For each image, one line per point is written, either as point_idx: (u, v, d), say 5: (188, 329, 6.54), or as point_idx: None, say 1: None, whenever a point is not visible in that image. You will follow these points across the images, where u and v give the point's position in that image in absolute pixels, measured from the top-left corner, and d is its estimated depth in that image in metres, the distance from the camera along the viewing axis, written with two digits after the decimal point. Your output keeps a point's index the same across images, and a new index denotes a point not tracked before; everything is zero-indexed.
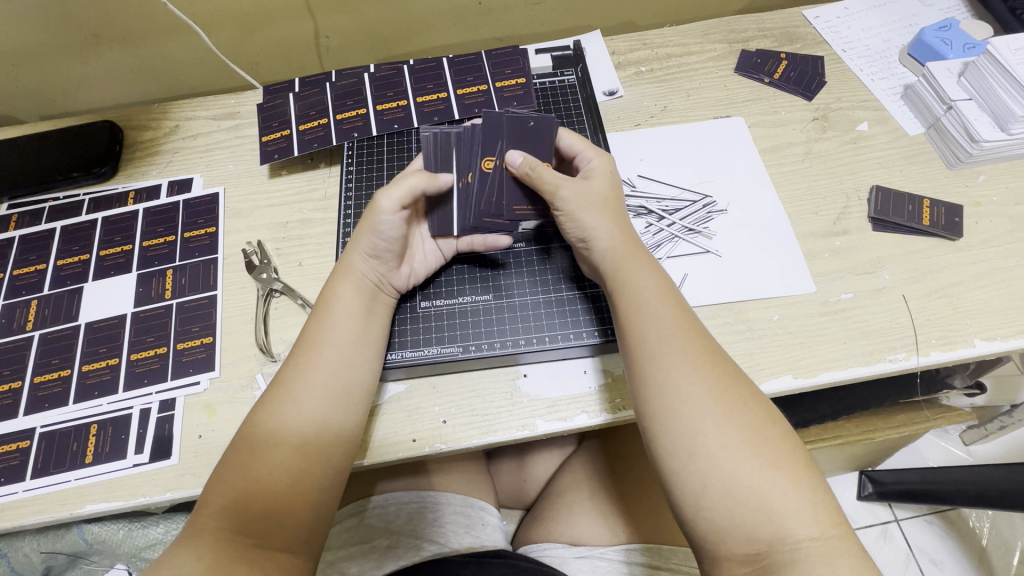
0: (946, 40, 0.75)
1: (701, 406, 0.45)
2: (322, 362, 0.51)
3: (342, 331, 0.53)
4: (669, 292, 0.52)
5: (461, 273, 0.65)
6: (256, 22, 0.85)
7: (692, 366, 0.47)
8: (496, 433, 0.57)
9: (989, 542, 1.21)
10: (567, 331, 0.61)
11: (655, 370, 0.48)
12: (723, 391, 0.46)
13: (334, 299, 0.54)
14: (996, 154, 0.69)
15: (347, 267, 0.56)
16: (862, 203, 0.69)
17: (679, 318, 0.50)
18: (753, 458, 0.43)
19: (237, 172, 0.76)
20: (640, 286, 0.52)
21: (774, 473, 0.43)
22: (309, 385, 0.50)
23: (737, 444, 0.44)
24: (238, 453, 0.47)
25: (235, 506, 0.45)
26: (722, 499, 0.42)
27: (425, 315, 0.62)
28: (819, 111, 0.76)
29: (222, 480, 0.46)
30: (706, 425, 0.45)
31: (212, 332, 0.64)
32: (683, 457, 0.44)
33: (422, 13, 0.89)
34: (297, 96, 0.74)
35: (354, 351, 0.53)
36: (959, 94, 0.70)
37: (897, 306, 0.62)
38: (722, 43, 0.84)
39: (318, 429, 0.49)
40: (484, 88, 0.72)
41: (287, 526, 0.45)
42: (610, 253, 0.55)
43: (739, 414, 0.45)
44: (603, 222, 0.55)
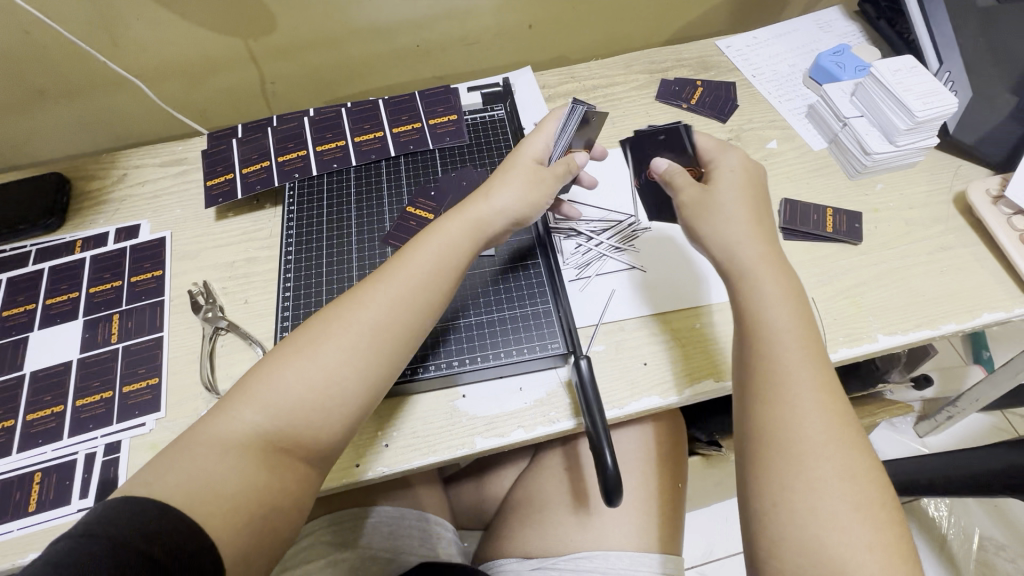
0: (839, 64, 0.83)
1: (805, 453, 0.44)
2: (407, 300, 0.53)
3: (426, 273, 0.55)
4: (809, 334, 0.50)
5: (482, 286, 0.69)
6: (201, 70, 0.89)
7: (818, 408, 0.46)
8: (437, 453, 0.59)
9: (950, 531, 1.25)
10: (522, 347, 0.64)
11: (777, 401, 0.47)
12: (840, 444, 0.45)
13: (441, 233, 0.58)
14: (889, 164, 0.75)
15: (466, 210, 0.59)
16: (773, 215, 0.74)
17: (808, 355, 0.49)
18: (848, 528, 0.41)
19: (184, 216, 0.78)
20: (771, 315, 0.51)
21: (865, 552, 0.40)
22: (393, 315, 0.52)
23: (834, 509, 0.42)
24: (304, 355, 0.49)
25: (275, 410, 0.46)
26: (796, 554, 0.41)
27: (464, 327, 0.66)
28: (733, 132, 0.83)
29: (274, 380, 0.47)
30: (804, 480, 0.43)
31: (158, 373, 0.65)
32: (772, 498, 0.44)
33: (364, 57, 0.95)
34: (240, 141, 0.78)
35: (440, 296, 0.55)
36: (852, 112, 0.76)
37: (807, 308, 0.66)
38: (644, 73, 0.90)
39: (378, 365, 0.50)
40: (418, 126, 0.77)
41: (314, 445, 0.47)
42: (750, 272, 0.53)
43: (849, 470, 0.43)
44: (747, 246, 0.54)
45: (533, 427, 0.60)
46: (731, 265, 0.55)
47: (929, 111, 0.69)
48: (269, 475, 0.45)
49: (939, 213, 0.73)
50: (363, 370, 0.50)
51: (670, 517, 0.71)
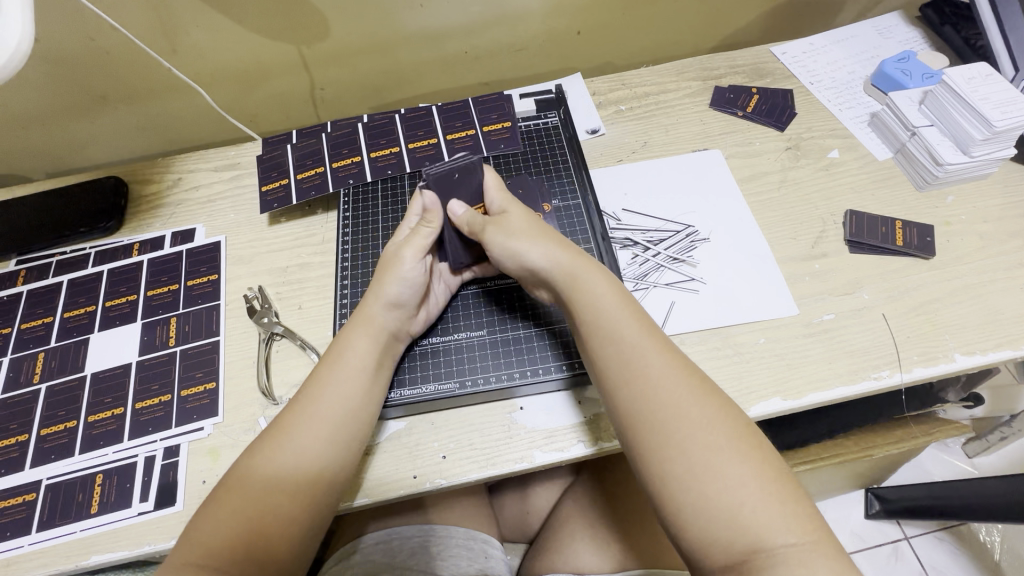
0: (905, 71, 0.80)
1: (664, 422, 0.46)
2: (328, 413, 0.53)
3: (349, 380, 0.55)
4: (632, 309, 0.53)
5: (466, 307, 0.68)
6: (254, 77, 0.90)
7: (669, 374, 0.48)
8: (495, 465, 0.58)
9: (1004, 558, 1.19)
10: (560, 362, 0.63)
11: (626, 390, 0.48)
12: (695, 396, 0.47)
13: (348, 347, 0.56)
14: (961, 175, 0.72)
15: (367, 318, 0.58)
16: (837, 227, 0.72)
17: (644, 331, 0.51)
18: (731, 470, 0.43)
19: (238, 221, 0.79)
20: (600, 307, 0.52)
21: (744, 488, 0.43)
22: (312, 427, 0.52)
23: (709, 458, 0.44)
24: (233, 492, 0.49)
25: (219, 530, 0.47)
26: (698, 518, 0.43)
27: (426, 352, 0.65)
28: (791, 141, 0.80)
29: (221, 499, 0.49)
30: (674, 446, 0.45)
31: (215, 377, 0.65)
32: (659, 476, 0.45)
33: (412, 64, 0.95)
34: (294, 147, 0.78)
35: (361, 405, 0.55)
36: (921, 120, 0.74)
37: (878, 324, 0.64)
38: (697, 80, 0.89)
39: (315, 476, 0.51)
40: (472, 132, 0.76)
41: (276, 554, 0.48)
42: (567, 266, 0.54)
43: (714, 420, 0.46)
44: (541, 245, 0.56)
45: (595, 441, 0.59)
46: (549, 263, 0.55)
47: (1008, 120, 0.66)
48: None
49: (1015, 227, 0.70)
50: (294, 485, 0.50)
51: None
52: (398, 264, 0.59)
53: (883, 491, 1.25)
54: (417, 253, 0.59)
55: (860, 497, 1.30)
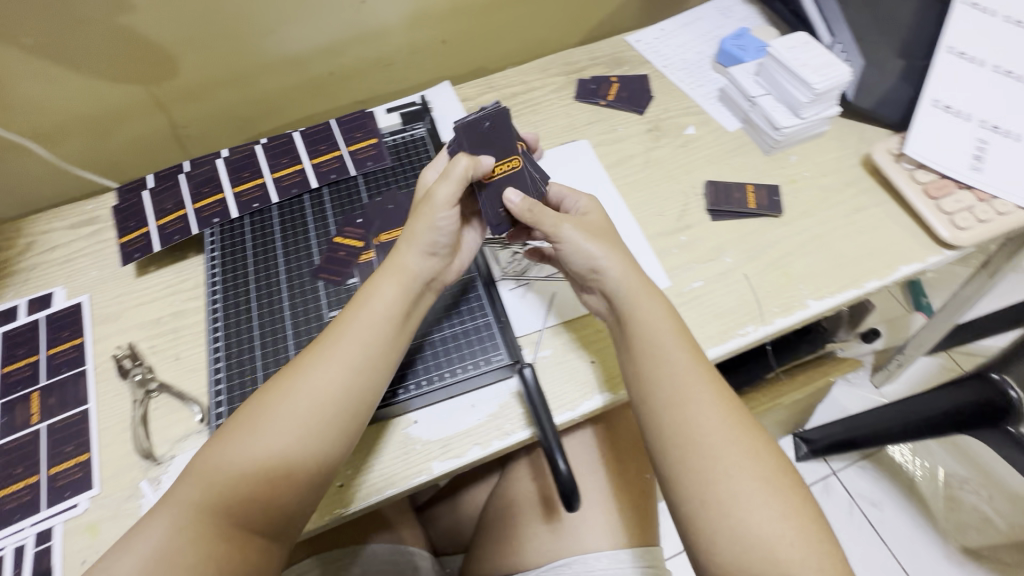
0: (741, 46, 0.86)
1: (725, 449, 0.49)
2: (332, 378, 0.52)
3: (350, 352, 0.54)
4: (680, 333, 0.56)
5: None
6: (105, 124, 0.85)
7: (713, 402, 0.51)
8: (395, 485, 0.58)
9: (918, 473, 1.31)
10: (455, 367, 0.63)
11: (672, 413, 0.51)
12: (740, 427, 0.50)
13: (376, 293, 0.56)
14: (798, 136, 0.79)
15: (403, 267, 0.57)
16: (699, 198, 0.76)
17: (696, 363, 0.54)
18: (768, 506, 0.47)
19: (102, 277, 0.74)
20: (656, 331, 0.55)
21: (782, 522, 0.46)
22: (313, 394, 0.51)
23: (759, 497, 0.47)
24: (232, 457, 0.49)
25: (211, 492, 0.47)
26: (732, 546, 0.46)
27: None
28: (652, 123, 0.85)
29: (213, 460, 0.49)
30: (726, 472, 0.48)
31: (88, 448, 0.61)
32: (706, 507, 0.48)
33: (277, 91, 0.93)
34: (152, 192, 0.74)
35: (362, 375, 0.54)
36: (757, 90, 0.80)
37: (740, 284, 0.68)
38: (561, 76, 0.92)
39: (294, 455, 0.50)
40: (338, 154, 0.75)
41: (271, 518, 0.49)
42: (628, 296, 0.57)
43: (744, 447, 0.49)
44: (614, 254, 0.58)
45: (487, 440, 0.60)
46: (615, 285, 0.57)
47: (824, 82, 0.73)
48: (228, 543, 0.46)
49: (850, 176, 0.77)
50: (290, 458, 0.49)
51: (644, 511, 0.73)
52: (433, 210, 0.57)
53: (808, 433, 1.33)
54: (452, 202, 0.57)
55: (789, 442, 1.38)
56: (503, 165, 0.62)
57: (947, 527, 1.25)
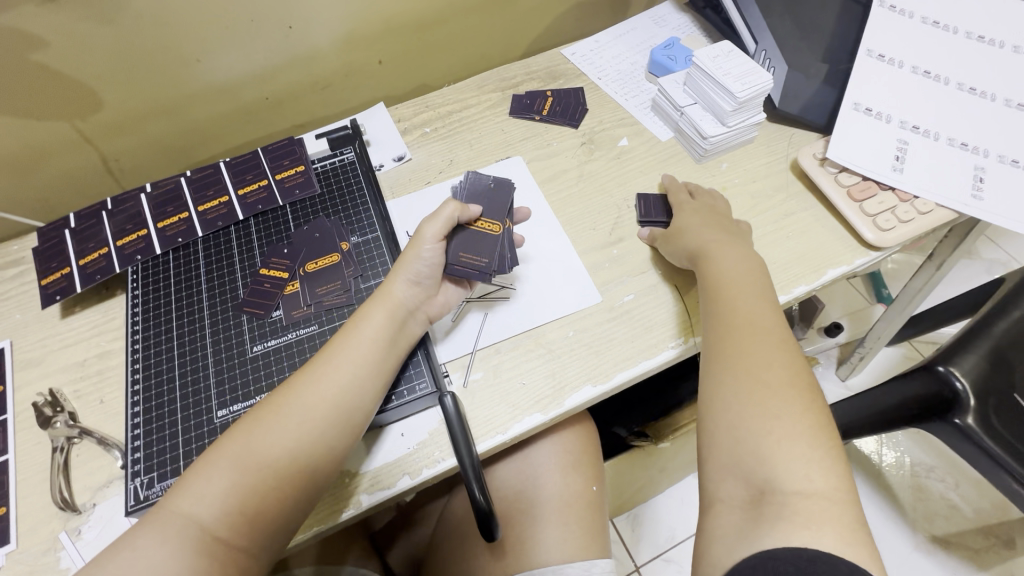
0: (671, 56, 0.87)
1: (766, 364, 0.53)
2: (338, 377, 0.56)
3: (359, 352, 0.58)
4: (757, 274, 0.62)
5: (266, 361, 0.61)
6: (30, 161, 0.83)
7: (775, 333, 0.56)
8: (321, 520, 0.57)
9: (886, 464, 1.32)
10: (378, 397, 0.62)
11: (740, 336, 0.56)
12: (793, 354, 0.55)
13: (366, 319, 0.60)
14: (728, 144, 0.79)
15: (389, 294, 0.61)
16: (631, 211, 0.76)
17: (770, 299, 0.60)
18: (790, 424, 0.49)
19: (25, 321, 0.72)
20: (730, 271, 0.62)
21: (801, 425, 0.49)
22: (310, 407, 0.54)
23: (787, 409, 0.50)
24: (243, 454, 0.51)
25: (235, 476, 0.50)
26: (745, 452, 0.49)
27: (219, 427, 0.58)
28: (586, 136, 0.85)
29: (240, 436, 0.52)
30: (764, 381, 0.52)
31: (5, 501, 0.59)
32: (740, 406, 0.51)
33: (209, 119, 0.91)
34: (74, 231, 0.73)
35: (368, 377, 0.57)
36: (685, 100, 0.80)
37: (671, 295, 0.69)
38: (496, 92, 0.92)
39: (300, 458, 0.52)
40: (265, 183, 0.74)
41: (280, 502, 0.51)
42: (699, 244, 0.65)
43: (786, 371, 0.53)
44: (704, 228, 0.67)
45: (415, 472, 0.59)
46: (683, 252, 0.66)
47: (747, 90, 0.73)
48: (229, 536, 0.48)
49: (779, 181, 0.77)
50: (284, 465, 0.51)
51: (594, 524, 0.73)
52: (420, 243, 0.63)
53: None
54: (438, 235, 0.63)
55: None
56: (485, 226, 0.66)
57: (915, 517, 1.25)
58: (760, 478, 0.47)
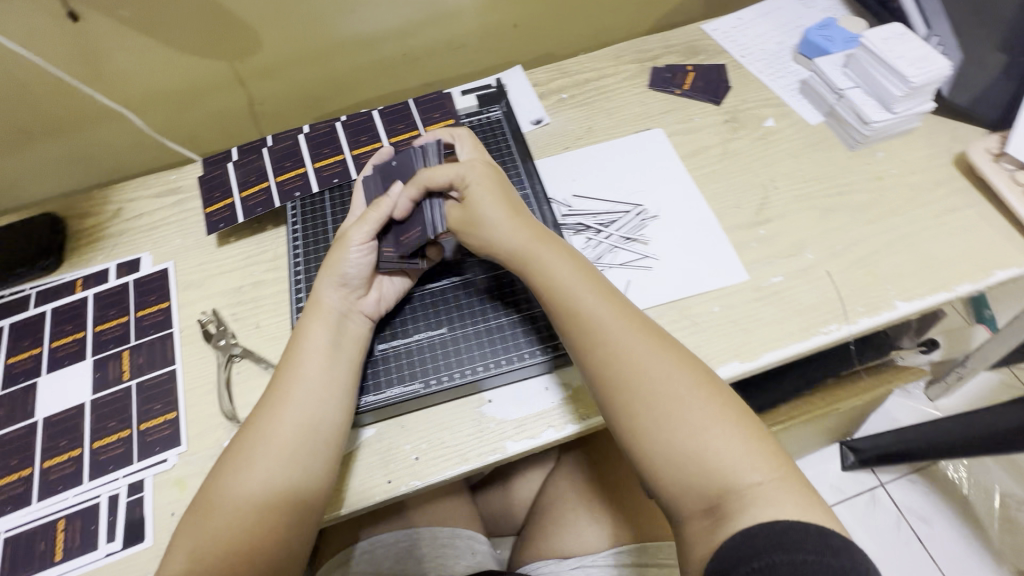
0: (828, 37, 0.83)
1: (642, 376, 0.49)
2: (290, 399, 0.54)
3: (308, 369, 0.56)
4: (611, 297, 0.55)
5: (426, 303, 0.67)
6: (186, 97, 0.88)
7: (661, 357, 0.50)
8: (469, 461, 0.58)
9: (971, 491, 1.23)
10: (526, 350, 0.63)
11: (607, 357, 0.51)
12: (665, 350, 0.51)
13: (305, 337, 0.57)
14: (887, 132, 0.76)
15: (320, 305, 0.59)
16: (778, 193, 0.74)
17: (600, 297, 0.54)
18: (717, 445, 0.46)
19: (185, 245, 0.77)
20: (570, 290, 0.54)
21: (706, 432, 0.46)
22: (270, 441, 0.52)
23: (687, 430, 0.46)
24: (212, 495, 0.51)
25: (211, 525, 0.49)
26: (690, 472, 0.46)
27: (384, 357, 0.63)
28: (728, 114, 0.83)
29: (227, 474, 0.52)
30: (648, 395, 0.48)
31: (175, 407, 0.64)
32: (627, 432, 0.49)
33: (349, 71, 0.94)
34: (236, 164, 0.78)
35: (322, 389, 0.55)
36: (846, 83, 0.77)
37: (823, 282, 0.66)
38: (634, 63, 0.90)
39: (274, 484, 0.51)
40: (416, 134, 0.78)
41: (262, 534, 0.49)
42: (524, 251, 0.57)
43: (673, 398, 0.48)
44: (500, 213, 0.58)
45: (562, 426, 0.60)
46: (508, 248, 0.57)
47: (923, 75, 0.69)
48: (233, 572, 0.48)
49: (940, 176, 0.73)
50: (258, 498, 0.50)
51: None
52: (345, 248, 0.60)
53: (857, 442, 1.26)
54: (366, 237, 0.60)
55: (834, 450, 1.31)
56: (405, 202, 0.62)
57: (1002, 549, 1.16)
58: (712, 493, 0.45)
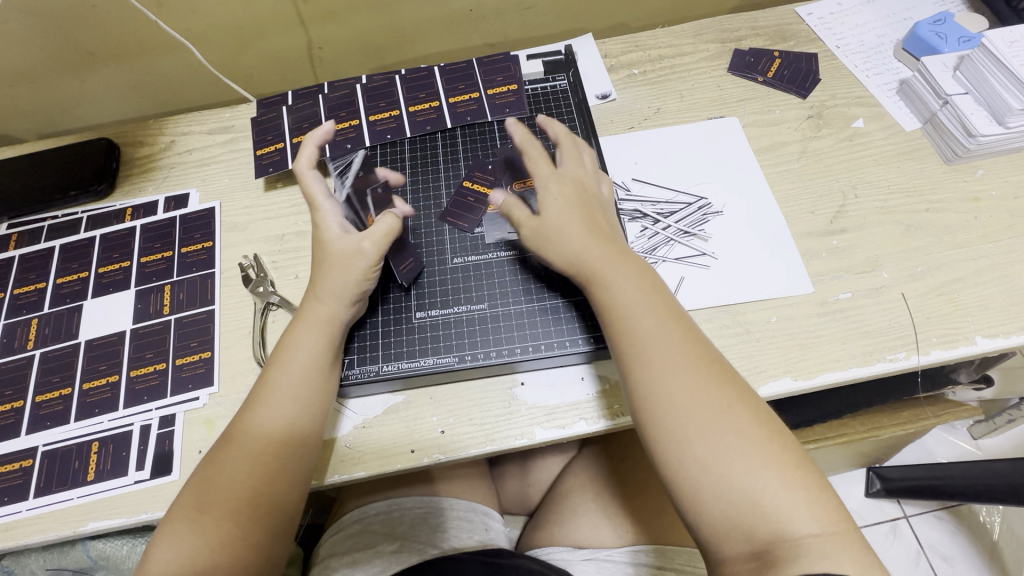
0: (940, 34, 0.74)
1: (685, 412, 0.46)
2: (278, 414, 0.51)
3: (298, 383, 0.53)
4: (675, 327, 0.50)
5: (465, 278, 0.65)
6: (248, 35, 0.86)
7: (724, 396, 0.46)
8: (496, 442, 0.57)
9: (1002, 539, 1.13)
10: (563, 338, 0.61)
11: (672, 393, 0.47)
12: (711, 385, 0.47)
13: (293, 347, 0.54)
14: (994, 148, 0.68)
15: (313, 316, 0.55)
16: (858, 202, 0.68)
17: (668, 333, 0.50)
18: (790, 503, 0.42)
19: (233, 185, 0.76)
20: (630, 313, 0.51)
21: (782, 486, 0.42)
22: (259, 451, 0.50)
23: (763, 479, 0.43)
24: (195, 504, 0.48)
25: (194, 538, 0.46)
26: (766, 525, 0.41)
27: (420, 326, 0.62)
28: (814, 109, 0.76)
29: (209, 486, 0.48)
30: (712, 442, 0.44)
31: (210, 347, 0.64)
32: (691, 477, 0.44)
33: (414, 24, 0.90)
34: (291, 109, 0.76)
35: (314, 404, 0.53)
36: (954, 88, 0.69)
37: (897, 305, 0.61)
38: (716, 43, 0.83)
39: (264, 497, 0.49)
40: (476, 96, 0.75)
41: (247, 548, 0.47)
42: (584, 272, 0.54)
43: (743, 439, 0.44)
44: (556, 251, 0.56)
45: (596, 418, 0.57)
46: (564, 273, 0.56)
47: None
48: None
49: None
50: (245, 514, 0.48)
51: None
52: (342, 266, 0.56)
53: (886, 470, 1.18)
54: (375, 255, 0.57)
55: (859, 475, 1.23)
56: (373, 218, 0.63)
57: None
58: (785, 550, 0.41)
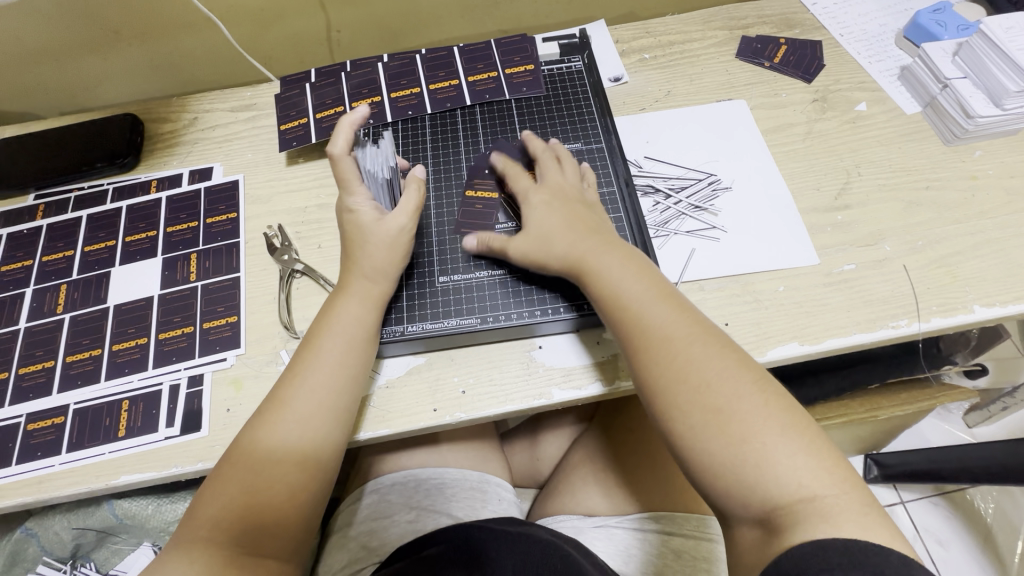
0: (940, 22, 0.78)
1: (678, 383, 0.49)
2: (319, 377, 0.54)
3: (341, 347, 0.56)
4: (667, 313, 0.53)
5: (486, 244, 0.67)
6: (269, 16, 0.88)
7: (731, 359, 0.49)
8: (514, 401, 0.59)
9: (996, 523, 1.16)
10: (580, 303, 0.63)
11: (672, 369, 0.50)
12: (716, 356, 0.50)
13: (336, 316, 0.57)
14: (991, 130, 0.71)
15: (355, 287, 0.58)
16: (861, 180, 0.71)
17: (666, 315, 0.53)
18: (797, 449, 0.44)
19: (256, 160, 0.78)
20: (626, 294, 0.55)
21: (789, 432, 0.45)
22: (301, 412, 0.53)
23: (770, 425, 0.45)
24: (237, 459, 0.51)
25: (235, 491, 0.49)
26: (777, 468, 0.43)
27: (443, 289, 0.64)
28: (818, 93, 0.79)
29: (252, 441, 0.52)
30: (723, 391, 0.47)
31: (236, 311, 0.66)
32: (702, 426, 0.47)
33: (431, 9, 0.93)
34: (313, 86, 0.79)
35: (353, 371, 0.55)
36: (954, 72, 0.72)
37: (898, 276, 0.64)
38: (724, 30, 0.86)
39: (302, 457, 0.52)
40: (494, 75, 0.77)
41: (281, 504, 0.50)
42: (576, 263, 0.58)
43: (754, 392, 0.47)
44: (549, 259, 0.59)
45: (611, 380, 0.60)
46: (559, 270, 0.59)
47: None
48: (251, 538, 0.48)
49: None
50: (281, 472, 0.51)
51: None
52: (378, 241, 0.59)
53: (883, 456, 1.21)
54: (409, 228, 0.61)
55: (857, 461, 1.26)
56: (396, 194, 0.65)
57: None
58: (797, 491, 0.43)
